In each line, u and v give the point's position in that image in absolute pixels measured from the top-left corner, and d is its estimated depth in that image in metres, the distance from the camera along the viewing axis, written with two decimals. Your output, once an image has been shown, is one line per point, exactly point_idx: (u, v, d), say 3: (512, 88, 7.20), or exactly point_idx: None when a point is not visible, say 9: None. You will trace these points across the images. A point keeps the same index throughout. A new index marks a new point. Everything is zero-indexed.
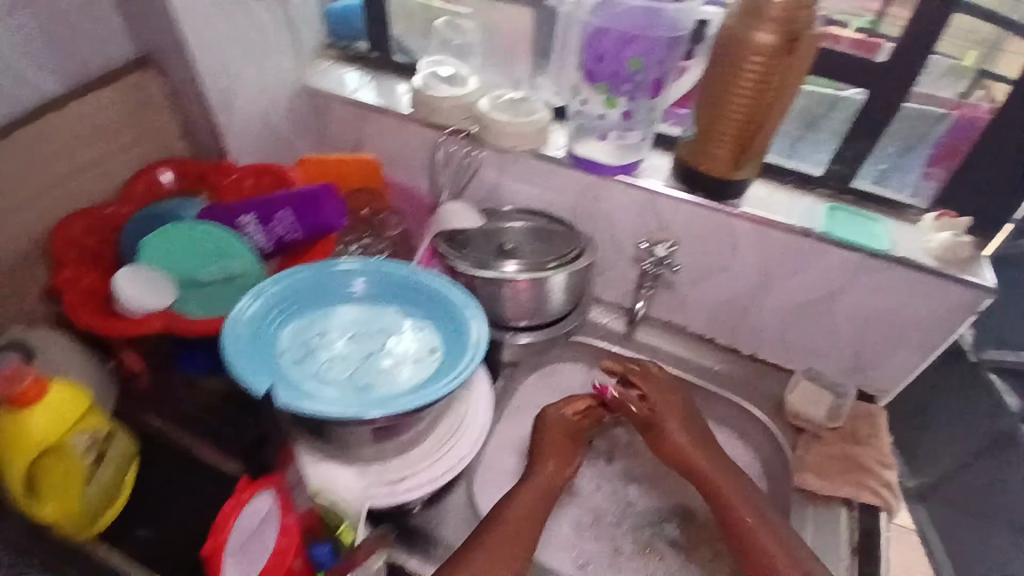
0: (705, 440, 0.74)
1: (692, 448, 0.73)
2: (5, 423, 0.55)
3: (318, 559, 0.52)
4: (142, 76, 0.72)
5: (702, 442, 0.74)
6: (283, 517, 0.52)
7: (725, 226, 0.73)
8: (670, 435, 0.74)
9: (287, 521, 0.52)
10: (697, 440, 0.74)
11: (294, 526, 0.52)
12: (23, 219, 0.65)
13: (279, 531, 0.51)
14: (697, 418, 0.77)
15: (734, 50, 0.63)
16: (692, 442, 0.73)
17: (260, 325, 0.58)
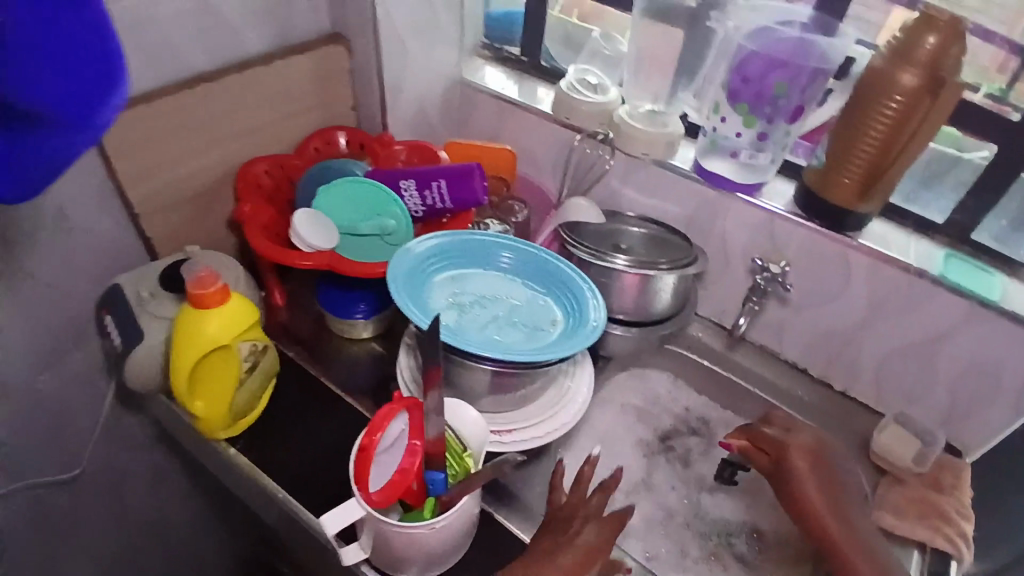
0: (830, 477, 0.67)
1: (808, 483, 0.66)
2: (188, 321, 0.63)
3: (432, 482, 0.58)
4: (334, 49, 0.82)
5: (817, 469, 0.67)
6: (413, 440, 0.57)
7: (839, 255, 0.75)
8: (790, 473, 0.66)
9: (417, 446, 0.57)
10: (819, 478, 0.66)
11: (422, 451, 0.57)
12: (217, 152, 0.76)
13: (409, 452, 0.57)
14: (827, 458, 0.68)
15: (876, 88, 0.67)
16: (822, 493, 0.65)
17: (413, 271, 0.67)
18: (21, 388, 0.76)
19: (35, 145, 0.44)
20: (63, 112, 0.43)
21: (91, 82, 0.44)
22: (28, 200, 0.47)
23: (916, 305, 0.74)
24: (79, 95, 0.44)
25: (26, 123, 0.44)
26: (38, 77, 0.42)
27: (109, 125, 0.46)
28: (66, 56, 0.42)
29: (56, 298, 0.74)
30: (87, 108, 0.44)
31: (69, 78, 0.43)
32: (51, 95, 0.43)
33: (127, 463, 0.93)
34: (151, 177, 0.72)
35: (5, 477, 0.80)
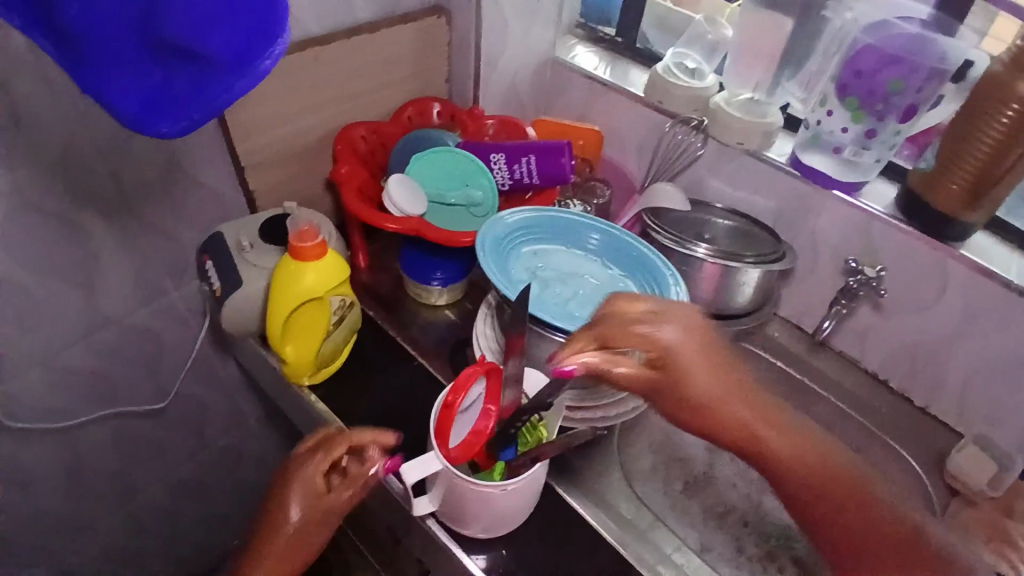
0: (728, 360, 0.63)
1: (705, 368, 0.60)
2: (287, 269, 0.67)
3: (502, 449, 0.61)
4: (436, 21, 0.84)
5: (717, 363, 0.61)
6: (488, 404, 0.60)
7: (938, 264, 0.72)
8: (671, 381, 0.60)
9: (492, 411, 0.60)
10: (735, 380, 0.62)
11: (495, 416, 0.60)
12: (320, 115, 0.80)
13: (484, 414, 0.60)
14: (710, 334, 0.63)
15: (994, 93, 0.64)
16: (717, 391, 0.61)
17: (502, 242, 0.69)
18: (125, 318, 0.82)
19: (203, 83, 0.48)
20: (230, 58, 0.47)
21: (256, 33, 0.47)
22: (176, 137, 0.51)
23: (1016, 326, 0.70)
24: (244, 43, 0.47)
25: (194, 64, 0.47)
26: (211, 28, 0.45)
27: (268, 71, 0.49)
28: (238, 8, 0.46)
29: (163, 237, 0.79)
30: (250, 56, 0.48)
31: (239, 29, 0.46)
32: (222, 44, 0.46)
33: (209, 398, 1.00)
34: (258, 135, 0.75)
35: (103, 399, 0.87)
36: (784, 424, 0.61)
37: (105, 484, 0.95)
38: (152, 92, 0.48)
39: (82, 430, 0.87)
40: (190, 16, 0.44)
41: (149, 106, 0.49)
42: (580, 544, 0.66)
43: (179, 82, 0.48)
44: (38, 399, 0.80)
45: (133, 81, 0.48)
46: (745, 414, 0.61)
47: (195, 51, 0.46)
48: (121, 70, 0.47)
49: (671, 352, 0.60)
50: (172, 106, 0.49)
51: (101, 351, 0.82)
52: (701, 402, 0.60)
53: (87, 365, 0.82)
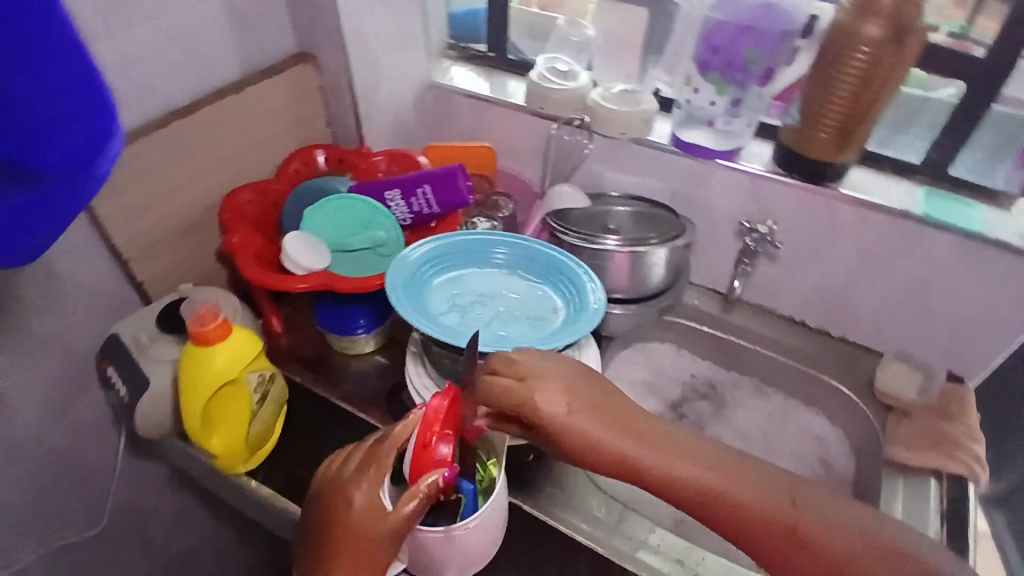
0: (601, 392, 0.59)
1: (575, 410, 0.56)
2: (193, 356, 0.64)
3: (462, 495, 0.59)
4: (304, 69, 0.85)
5: (594, 398, 0.58)
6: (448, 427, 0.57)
7: (824, 206, 0.76)
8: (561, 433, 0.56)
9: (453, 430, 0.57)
10: (612, 411, 0.57)
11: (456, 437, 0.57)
12: (198, 185, 0.77)
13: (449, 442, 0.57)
14: (584, 373, 0.60)
15: (842, 41, 0.68)
16: (610, 430, 0.56)
17: (414, 280, 0.68)
18: (33, 445, 0.76)
19: (51, 201, 0.45)
20: (69, 170, 0.44)
21: (92, 140, 0.45)
22: (29, 259, 0.48)
23: (905, 247, 0.75)
24: (80, 153, 0.44)
25: (27, 183, 0.43)
26: (44, 142, 0.42)
27: (106, 174, 0.47)
28: (71, 118, 0.43)
29: (55, 351, 0.73)
30: (90, 163, 0.45)
31: (76, 140, 0.43)
32: (58, 157, 0.43)
33: (150, 506, 0.93)
34: (136, 221, 0.72)
35: (28, 533, 0.79)
36: (656, 439, 0.56)
37: None
38: None
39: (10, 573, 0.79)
40: (19, 137, 0.41)
41: None
42: (560, 552, 0.66)
43: (22, 207, 0.44)
44: None
45: None
46: (627, 443, 0.55)
47: (26, 170, 0.42)
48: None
49: (537, 414, 0.57)
50: (14, 234, 0.45)
51: (13, 484, 0.75)
52: (583, 437, 0.55)
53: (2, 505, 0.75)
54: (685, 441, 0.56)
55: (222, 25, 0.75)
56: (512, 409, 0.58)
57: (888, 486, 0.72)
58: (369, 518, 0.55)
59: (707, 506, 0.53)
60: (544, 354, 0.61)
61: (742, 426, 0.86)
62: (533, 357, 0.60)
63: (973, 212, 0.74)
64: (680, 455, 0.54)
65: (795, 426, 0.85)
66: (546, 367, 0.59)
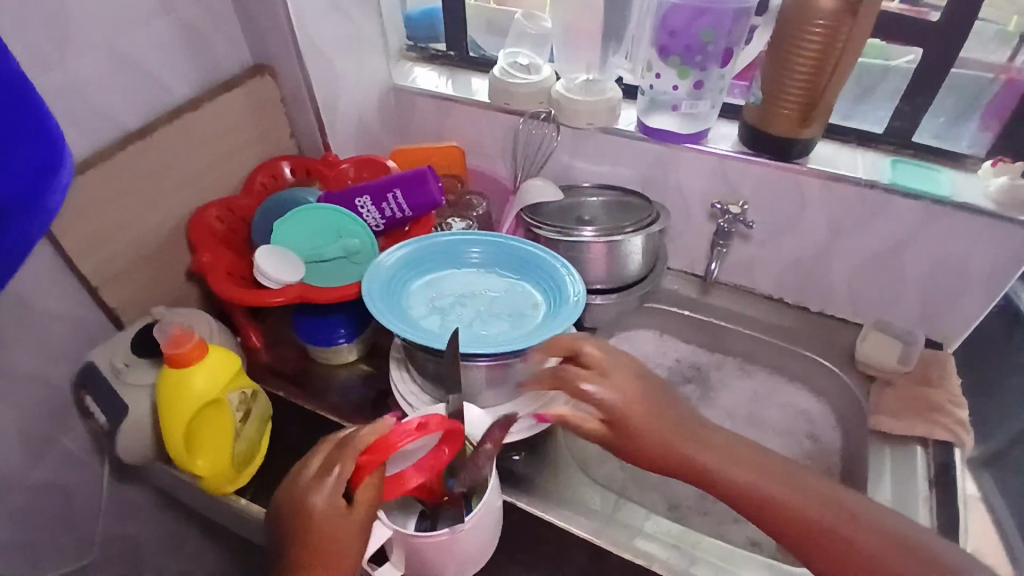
0: (669, 399, 0.62)
1: (643, 415, 0.60)
2: (170, 378, 0.62)
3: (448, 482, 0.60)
4: (261, 80, 0.83)
5: (663, 404, 0.61)
6: (441, 450, 0.56)
7: (793, 184, 0.77)
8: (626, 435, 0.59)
9: (446, 455, 0.55)
10: (677, 413, 0.61)
11: (438, 465, 0.55)
12: (163, 207, 0.75)
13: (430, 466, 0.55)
14: (658, 380, 0.63)
15: (795, 17, 0.69)
16: (673, 435, 0.59)
17: (391, 285, 0.67)
18: (14, 484, 0.74)
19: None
20: (17, 198, 0.42)
21: (40, 166, 0.43)
22: None
23: (874, 218, 0.76)
24: (28, 181, 0.43)
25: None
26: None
27: (58, 206, 0.45)
28: (15, 143, 0.42)
29: (28, 386, 0.71)
30: (39, 192, 0.43)
31: (22, 167, 0.42)
32: (4, 183, 0.41)
33: (140, 535, 0.91)
34: (101, 249, 0.70)
35: None
36: (723, 445, 0.59)
37: None
38: None
39: None
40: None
41: None
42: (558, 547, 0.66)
43: None
44: None
45: None
46: (690, 445, 0.59)
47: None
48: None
49: (617, 408, 0.60)
50: None
51: None
52: (648, 437, 0.59)
53: None
54: (748, 449, 0.59)
55: (174, 43, 0.74)
56: (589, 409, 0.62)
57: (876, 456, 0.73)
58: (334, 521, 0.53)
59: (753, 505, 0.56)
60: (624, 355, 0.63)
61: (729, 406, 0.86)
62: (609, 356, 0.62)
63: (940, 176, 0.75)
64: (735, 460, 0.57)
65: (779, 403, 0.86)
66: (623, 368, 0.62)
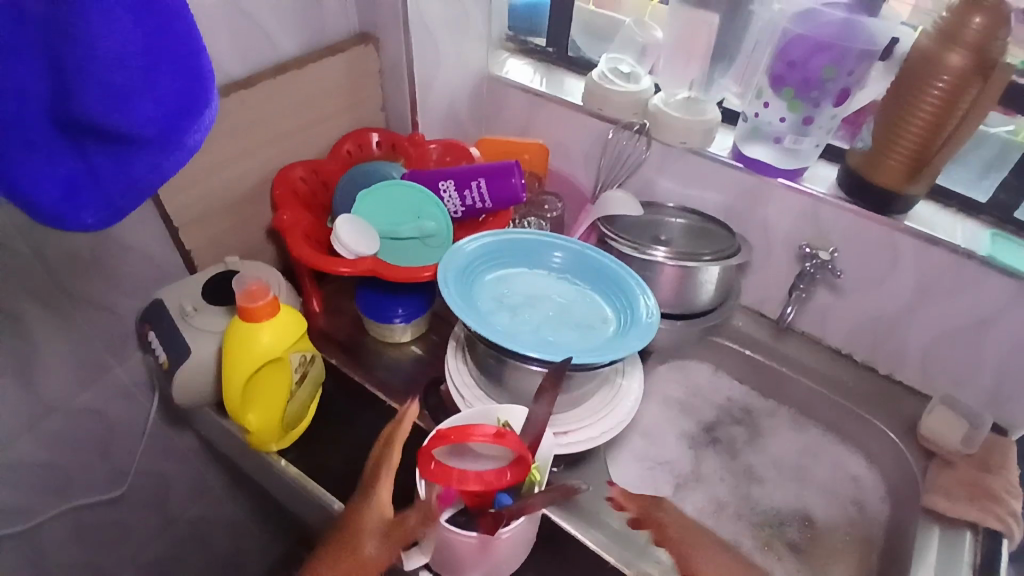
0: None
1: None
2: (238, 332, 0.63)
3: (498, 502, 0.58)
4: (365, 49, 0.83)
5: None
6: (505, 472, 0.54)
7: (886, 240, 0.74)
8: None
9: (507, 479, 0.54)
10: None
11: (495, 485, 0.54)
12: (255, 160, 0.76)
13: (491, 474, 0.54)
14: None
15: (923, 67, 0.66)
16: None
17: (465, 273, 0.67)
18: (69, 403, 0.76)
19: (133, 162, 0.46)
20: (159, 132, 0.45)
21: (183, 104, 0.46)
22: (99, 227, 0.48)
23: (963, 287, 0.72)
24: (173, 117, 0.45)
25: (120, 142, 0.45)
26: (135, 98, 0.43)
27: (196, 143, 0.48)
28: (161, 79, 0.44)
29: (100, 311, 0.74)
30: (180, 128, 0.46)
31: (166, 101, 0.44)
32: (148, 117, 0.44)
33: (171, 472, 0.93)
34: (190, 191, 0.71)
35: (56, 491, 0.80)
36: None
37: None
38: (67, 180, 0.45)
39: (35, 527, 0.80)
40: (112, 93, 0.42)
41: (70, 195, 0.45)
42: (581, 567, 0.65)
43: (104, 165, 0.45)
44: None
45: (50, 172, 0.44)
46: None
47: (119, 128, 0.43)
48: (29, 158, 0.43)
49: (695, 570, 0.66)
50: (88, 192, 0.46)
51: (46, 440, 0.76)
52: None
53: (33, 459, 0.76)
54: None
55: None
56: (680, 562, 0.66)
57: (922, 535, 0.69)
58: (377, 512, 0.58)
59: None
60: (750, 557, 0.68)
61: (777, 453, 0.85)
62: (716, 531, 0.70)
63: None
64: None
65: (828, 462, 0.83)
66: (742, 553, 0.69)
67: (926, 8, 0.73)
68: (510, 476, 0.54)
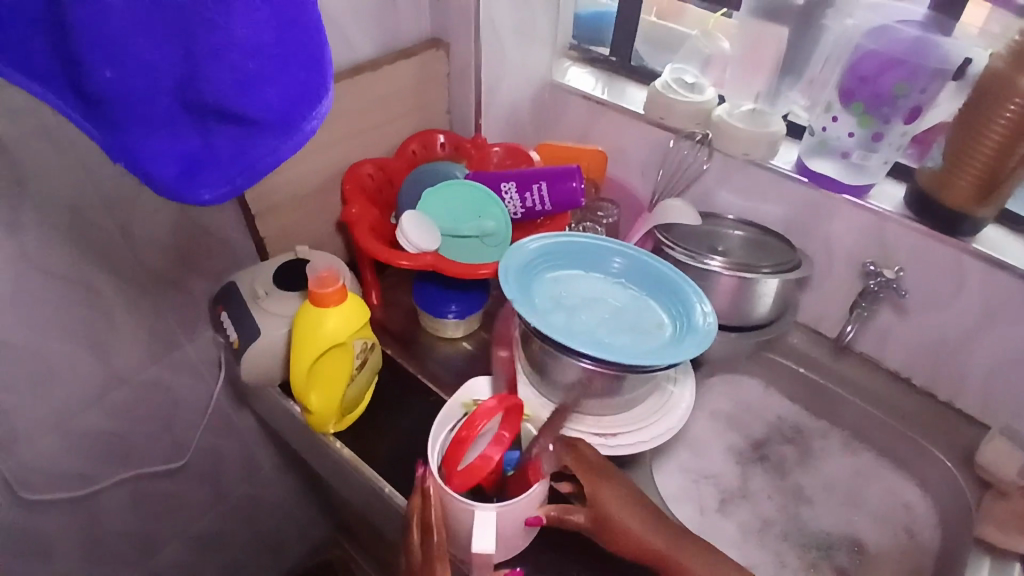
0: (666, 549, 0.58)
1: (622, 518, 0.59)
2: (310, 315, 0.66)
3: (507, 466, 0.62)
4: (435, 54, 0.86)
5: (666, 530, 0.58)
6: (503, 430, 0.59)
7: (953, 263, 0.72)
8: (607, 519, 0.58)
9: (509, 436, 0.59)
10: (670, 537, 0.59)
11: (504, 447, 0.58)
12: (327, 155, 0.80)
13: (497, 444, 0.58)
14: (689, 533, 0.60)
15: (993, 92, 0.65)
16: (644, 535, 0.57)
17: (526, 271, 0.68)
18: (140, 375, 0.81)
19: (251, 144, 0.49)
20: (277, 118, 0.48)
21: (302, 93, 0.49)
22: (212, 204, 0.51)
23: None
24: (292, 103, 0.49)
25: (241, 124, 0.49)
26: (257, 85, 0.47)
27: (313, 129, 0.51)
28: (285, 68, 0.47)
29: (176, 291, 0.78)
30: (297, 115, 0.49)
31: (287, 90, 0.48)
32: (268, 104, 0.48)
33: (225, 451, 0.97)
34: (266, 179, 0.75)
35: (120, 458, 0.85)
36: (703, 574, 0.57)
37: (122, 545, 0.93)
38: (189, 157, 0.49)
39: (98, 492, 0.85)
40: (238, 78, 0.46)
41: (193, 171, 0.49)
42: None
43: (224, 144, 0.49)
44: (51, 464, 0.78)
45: (178, 148, 0.49)
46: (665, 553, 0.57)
47: (242, 112, 0.48)
48: (162, 132, 0.48)
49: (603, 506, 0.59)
50: (209, 170, 0.50)
51: (115, 409, 0.81)
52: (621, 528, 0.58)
53: (103, 426, 0.81)
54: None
55: (371, 3, 0.78)
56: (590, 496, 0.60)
57: (974, 566, 0.67)
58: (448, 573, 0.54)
59: None
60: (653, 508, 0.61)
61: (827, 474, 0.83)
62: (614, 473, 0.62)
63: None
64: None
65: (880, 488, 0.82)
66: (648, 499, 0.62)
67: (993, 30, 0.68)
68: (509, 434, 0.59)
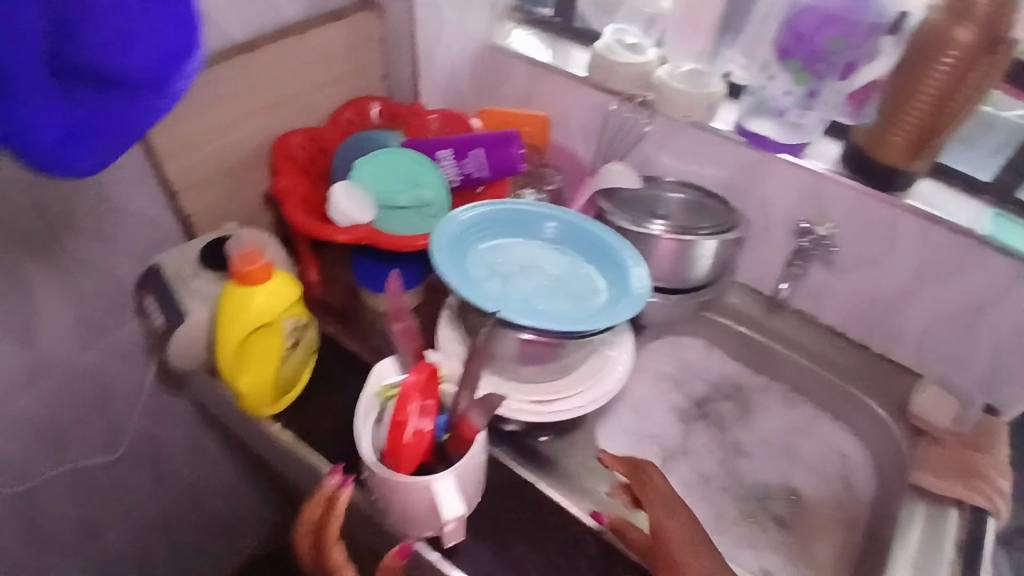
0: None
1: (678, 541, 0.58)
2: (236, 294, 0.64)
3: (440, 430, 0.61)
4: (367, 17, 0.82)
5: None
6: (427, 400, 0.58)
7: (887, 221, 0.74)
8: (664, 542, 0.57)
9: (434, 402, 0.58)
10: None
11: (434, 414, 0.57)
12: (254, 125, 0.76)
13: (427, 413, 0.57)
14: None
15: (931, 45, 0.64)
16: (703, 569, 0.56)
17: (460, 241, 0.67)
18: (64, 361, 0.77)
19: (126, 109, 0.48)
20: (153, 81, 0.47)
21: (176, 53, 0.48)
22: (84, 171, 0.50)
23: (960, 268, 0.72)
24: (166, 64, 0.47)
25: (115, 89, 0.47)
26: (131, 47, 0.45)
27: (183, 87, 0.50)
28: (159, 28, 0.46)
29: (98, 271, 0.75)
30: (170, 76, 0.48)
31: (162, 50, 0.46)
32: (144, 66, 0.46)
33: (167, 433, 0.95)
34: (188, 153, 0.71)
35: (55, 445, 0.82)
36: None
37: (64, 534, 0.90)
38: (63, 126, 0.47)
39: (33, 480, 0.82)
40: (112, 39, 0.44)
41: (70, 141, 0.48)
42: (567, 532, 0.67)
43: (100, 110, 0.47)
44: None
45: (52, 117, 0.46)
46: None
47: (119, 76, 0.46)
48: (32, 102, 0.45)
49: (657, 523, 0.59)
50: (84, 137, 0.48)
51: (44, 396, 0.78)
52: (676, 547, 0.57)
53: (32, 413, 0.78)
54: None
55: None
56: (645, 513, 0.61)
57: (906, 511, 0.69)
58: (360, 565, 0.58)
59: None
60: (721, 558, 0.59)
61: (767, 430, 0.85)
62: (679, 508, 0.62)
63: None
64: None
65: (817, 440, 0.84)
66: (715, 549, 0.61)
67: None
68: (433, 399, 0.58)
